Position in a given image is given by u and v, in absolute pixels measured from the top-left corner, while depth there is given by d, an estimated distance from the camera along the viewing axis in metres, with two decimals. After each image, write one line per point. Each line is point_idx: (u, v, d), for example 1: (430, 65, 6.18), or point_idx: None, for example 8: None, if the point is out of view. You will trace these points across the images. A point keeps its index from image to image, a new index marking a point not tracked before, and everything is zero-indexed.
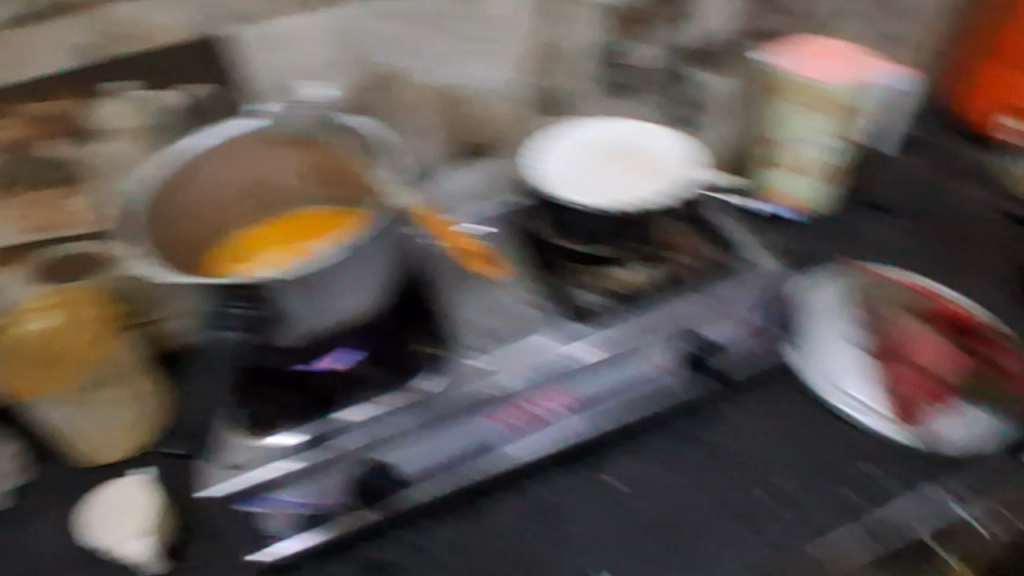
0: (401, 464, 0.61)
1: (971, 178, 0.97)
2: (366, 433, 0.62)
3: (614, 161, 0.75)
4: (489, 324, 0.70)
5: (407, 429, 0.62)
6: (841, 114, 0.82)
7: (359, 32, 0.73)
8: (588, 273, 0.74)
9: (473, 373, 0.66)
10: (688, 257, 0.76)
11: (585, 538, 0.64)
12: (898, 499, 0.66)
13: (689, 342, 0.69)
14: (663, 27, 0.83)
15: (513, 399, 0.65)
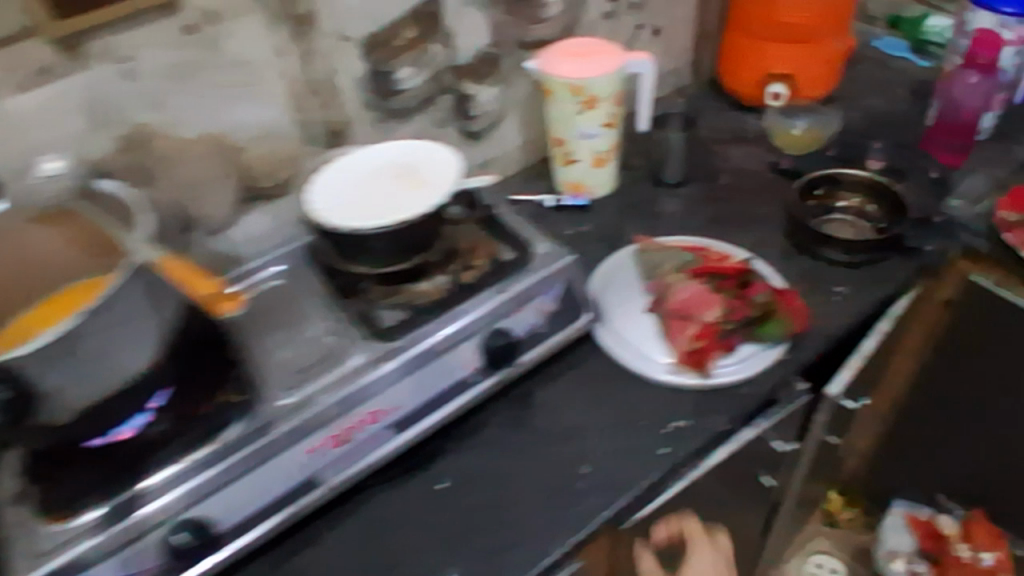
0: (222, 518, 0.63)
1: (741, 141, 1.10)
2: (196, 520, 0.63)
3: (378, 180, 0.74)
4: (297, 358, 0.72)
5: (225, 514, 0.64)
6: (602, 104, 0.92)
7: (112, 99, 0.68)
8: (389, 291, 0.76)
9: (281, 414, 0.65)
10: (485, 259, 0.80)
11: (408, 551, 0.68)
12: (690, 437, 0.74)
13: (490, 345, 0.74)
14: (436, 47, 0.87)
15: (326, 430, 0.66)
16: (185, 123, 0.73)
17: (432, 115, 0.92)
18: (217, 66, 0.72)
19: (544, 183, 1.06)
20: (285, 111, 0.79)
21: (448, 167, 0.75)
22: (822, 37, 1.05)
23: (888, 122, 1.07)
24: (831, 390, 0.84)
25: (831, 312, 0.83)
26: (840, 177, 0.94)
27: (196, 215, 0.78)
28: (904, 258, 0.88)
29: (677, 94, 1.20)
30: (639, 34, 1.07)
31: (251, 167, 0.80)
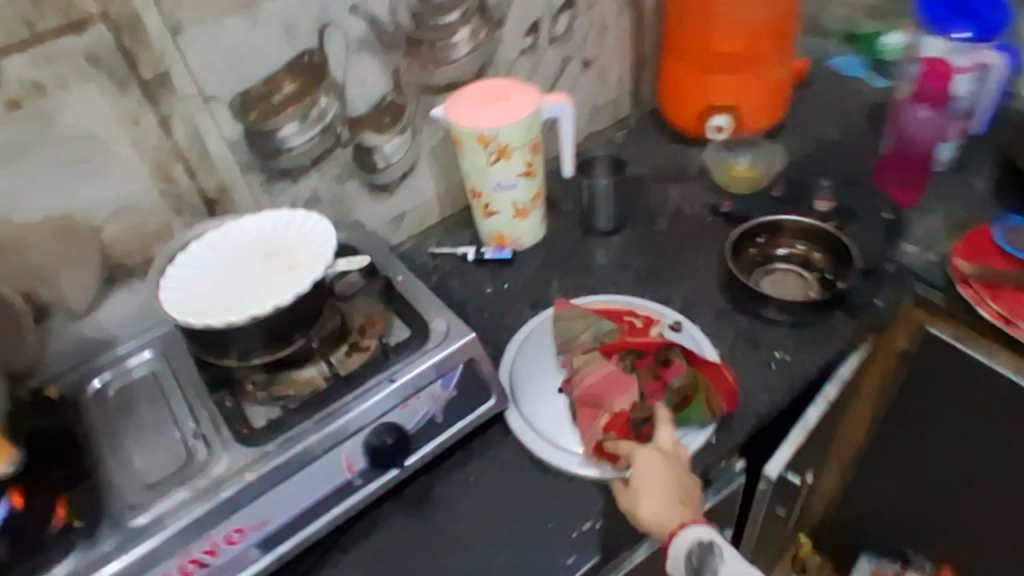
0: None
1: (677, 175, 1.02)
2: None
3: (245, 264, 0.66)
4: (153, 467, 0.63)
5: None
6: (516, 153, 0.83)
7: None
8: (265, 383, 0.68)
9: (121, 543, 0.56)
10: (376, 339, 0.71)
11: None
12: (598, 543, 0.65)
13: (378, 444, 0.65)
14: (325, 100, 0.79)
15: (176, 558, 0.57)
16: (22, 206, 0.65)
17: (329, 171, 0.84)
18: (53, 142, 0.64)
19: (468, 233, 0.98)
20: (147, 182, 0.71)
21: (321, 246, 0.66)
22: (764, 65, 0.96)
23: (837, 155, 0.99)
24: (769, 472, 0.72)
25: (764, 381, 0.75)
26: (785, 224, 0.87)
27: (49, 301, 0.70)
28: (849, 314, 0.80)
29: (617, 127, 1.11)
30: (567, 67, 0.99)
31: (113, 244, 0.72)
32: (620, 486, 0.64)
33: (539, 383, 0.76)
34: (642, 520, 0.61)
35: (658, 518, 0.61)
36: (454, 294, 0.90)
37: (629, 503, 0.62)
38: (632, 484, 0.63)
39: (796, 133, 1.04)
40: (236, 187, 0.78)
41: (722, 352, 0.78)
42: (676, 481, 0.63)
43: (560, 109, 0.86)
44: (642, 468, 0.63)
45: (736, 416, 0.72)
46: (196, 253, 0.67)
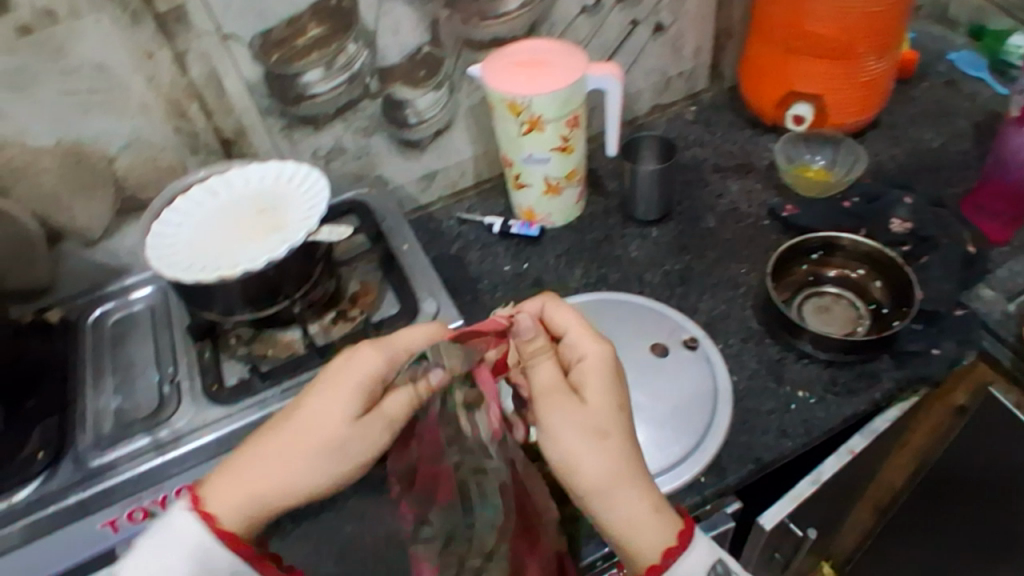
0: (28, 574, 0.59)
1: (742, 170, 0.92)
2: None
3: (235, 219, 0.65)
4: (126, 409, 0.64)
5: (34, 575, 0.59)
6: (550, 125, 0.76)
7: None
8: (246, 339, 0.67)
9: (78, 481, 0.59)
10: (364, 311, 0.69)
11: None
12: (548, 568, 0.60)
13: None
14: (354, 47, 0.74)
15: (126, 502, 0.59)
16: (35, 131, 0.66)
17: (355, 123, 0.79)
18: (63, 71, 0.64)
19: (501, 202, 0.92)
20: (160, 118, 0.70)
21: (311, 209, 0.64)
22: (862, 52, 0.84)
23: (925, 175, 0.88)
24: (762, 523, 0.66)
25: (777, 421, 0.67)
26: (841, 243, 0.77)
27: (63, 226, 0.72)
28: (897, 363, 0.71)
29: (689, 102, 1.00)
30: (635, 31, 0.88)
31: (126, 177, 0.72)
32: (555, 407, 0.50)
33: None
34: (625, 489, 0.48)
35: (628, 499, 0.48)
36: (471, 267, 0.85)
37: (584, 437, 0.49)
38: (585, 412, 0.50)
39: (890, 145, 0.93)
40: (254, 131, 0.75)
41: (736, 381, 0.71)
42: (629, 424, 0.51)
43: (607, 82, 0.77)
44: (593, 391, 0.51)
45: (729, 455, 0.65)
46: (195, 199, 0.67)
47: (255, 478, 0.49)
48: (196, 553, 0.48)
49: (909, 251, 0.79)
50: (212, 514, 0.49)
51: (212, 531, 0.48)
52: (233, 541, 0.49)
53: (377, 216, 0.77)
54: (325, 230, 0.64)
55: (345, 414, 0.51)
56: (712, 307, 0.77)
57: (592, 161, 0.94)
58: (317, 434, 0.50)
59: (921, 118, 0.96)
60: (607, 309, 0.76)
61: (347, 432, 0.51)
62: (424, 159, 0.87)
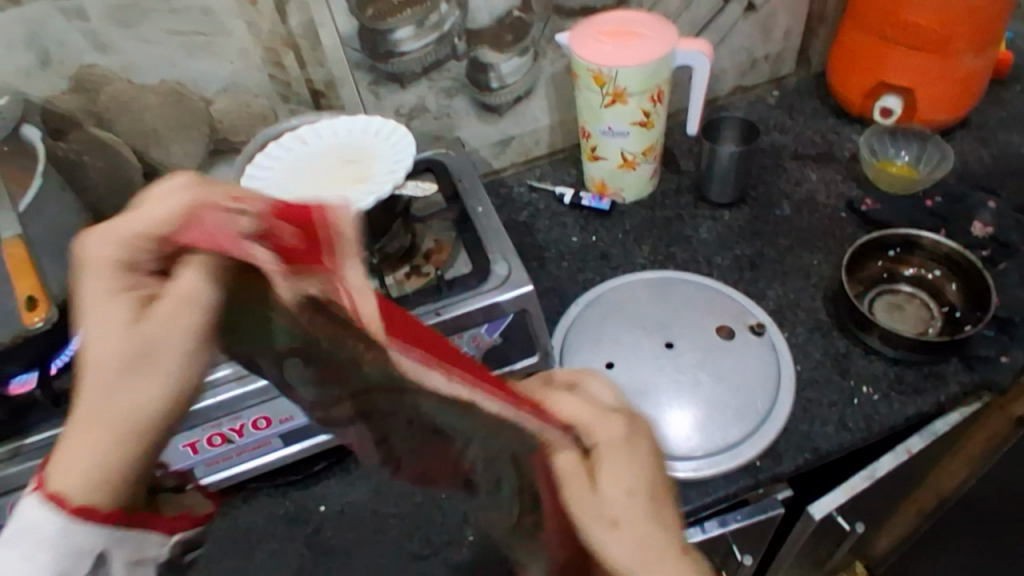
0: None
1: (821, 160, 0.90)
2: None
3: (322, 168, 0.67)
4: None
5: None
6: (632, 99, 0.75)
7: (55, 36, 0.65)
8: None
9: None
10: (437, 268, 0.71)
11: (279, 552, 0.66)
12: None
13: None
14: (446, 6, 0.75)
15: (207, 426, 0.62)
16: (140, 68, 0.69)
17: (440, 83, 0.80)
18: (172, 11, 0.67)
19: (573, 173, 0.92)
20: (257, 64, 0.73)
21: (396, 164, 0.65)
22: (963, 45, 0.80)
23: (1014, 180, 0.85)
24: (813, 512, 0.66)
25: (836, 414, 0.67)
26: (921, 241, 0.75)
27: (159, 162, 0.75)
28: (966, 368, 0.69)
29: (773, 86, 0.98)
30: (726, 8, 0.86)
31: (220, 120, 0.75)
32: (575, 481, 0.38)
33: (590, 351, 0.71)
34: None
35: None
36: (538, 235, 0.86)
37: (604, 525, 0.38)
38: (608, 499, 0.38)
39: (979, 146, 0.90)
40: (343, 84, 0.77)
41: (800, 370, 0.70)
42: (660, 504, 0.40)
43: (695, 59, 0.76)
44: (615, 479, 0.38)
45: (785, 441, 0.65)
46: (286, 146, 0.70)
47: (81, 455, 0.37)
48: (58, 542, 0.36)
49: (988, 256, 0.77)
50: (60, 495, 0.36)
51: (66, 515, 0.36)
52: (97, 518, 0.37)
53: (454, 176, 0.79)
54: (411, 185, 0.74)
55: (129, 309, 0.39)
56: (780, 295, 0.77)
57: (669, 139, 0.94)
58: (108, 365, 0.38)
59: (1014, 121, 0.92)
60: (674, 288, 0.76)
61: (143, 344, 0.38)
62: (502, 124, 0.87)
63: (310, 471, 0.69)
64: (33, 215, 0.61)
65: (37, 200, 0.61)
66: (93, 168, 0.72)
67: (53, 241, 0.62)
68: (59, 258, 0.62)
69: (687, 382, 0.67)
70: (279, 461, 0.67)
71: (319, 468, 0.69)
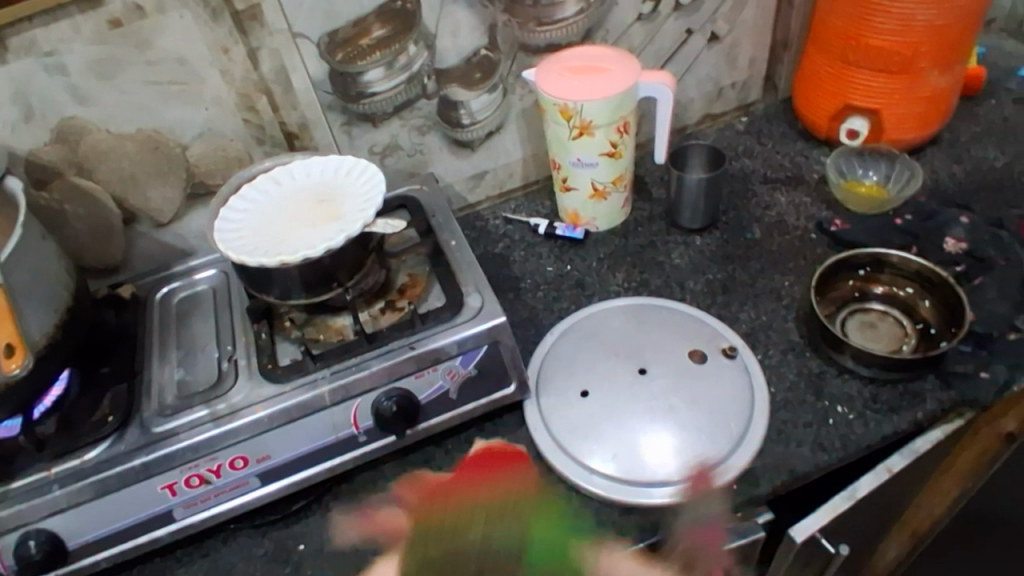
0: (95, 532, 0.64)
1: (792, 182, 0.91)
2: (85, 538, 0.64)
3: (293, 209, 0.68)
4: (187, 381, 0.70)
5: (101, 531, 0.64)
6: (599, 130, 0.77)
7: (36, 91, 0.67)
8: (300, 323, 0.72)
9: (143, 444, 0.64)
10: (411, 302, 0.72)
11: None
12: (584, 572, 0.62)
13: (386, 410, 0.65)
14: (414, 48, 0.77)
15: (184, 468, 0.64)
16: (119, 117, 0.71)
17: (411, 121, 0.82)
18: (148, 61, 0.69)
19: (547, 205, 0.94)
20: (231, 110, 0.75)
21: (366, 203, 0.66)
22: (922, 67, 0.82)
23: (988, 193, 0.86)
24: (794, 535, 0.64)
25: (813, 434, 0.67)
26: (890, 260, 0.76)
27: (138, 208, 0.77)
28: (943, 385, 0.69)
29: (741, 112, 1.00)
30: (690, 40, 0.89)
31: (197, 164, 0.77)
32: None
33: (566, 380, 0.72)
34: None
35: None
36: (515, 266, 0.87)
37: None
38: None
39: (950, 161, 0.91)
40: (317, 126, 0.79)
41: (774, 392, 0.71)
42: None
43: (658, 90, 0.78)
44: None
45: (761, 464, 0.65)
46: (260, 188, 0.71)
47: None
48: None
49: (962, 271, 0.77)
50: None
51: None
52: None
53: (428, 212, 0.80)
54: (379, 223, 0.66)
55: None
56: (753, 317, 0.77)
57: (640, 168, 0.96)
58: None
59: (987, 135, 0.93)
60: (648, 312, 0.77)
61: None
62: (477, 158, 0.89)
63: (286, 510, 0.69)
64: (13, 262, 0.61)
65: (18, 249, 0.62)
66: (75, 216, 0.75)
67: (35, 288, 0.63)
68: (41, 306, 0.64)
69: (662, 408, 0.68)
70: (258, 504, 0.67)
71: (298, 506, 0.69)
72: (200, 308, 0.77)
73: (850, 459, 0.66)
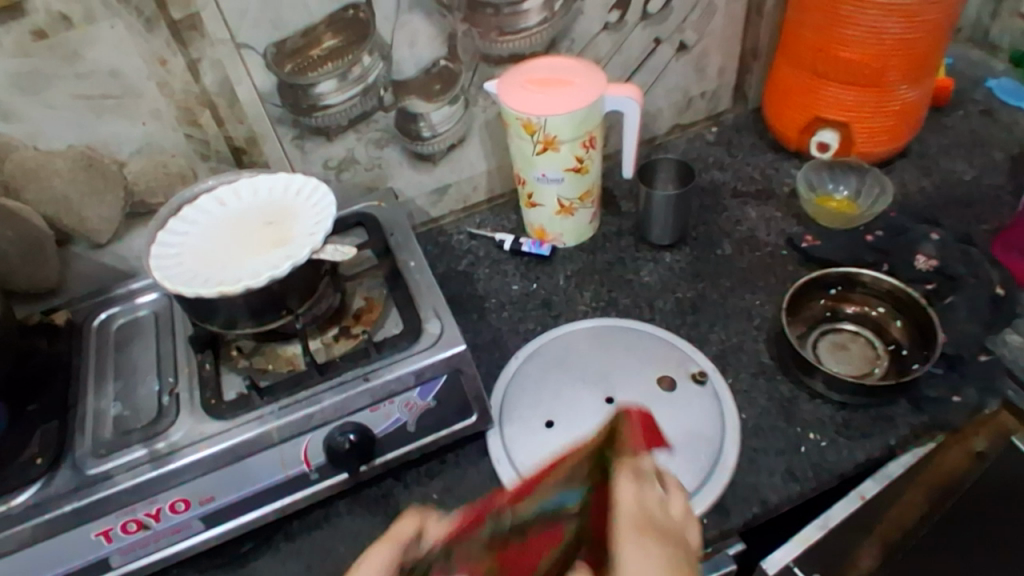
0: None
1: (762, 195, 0.89)
2: None
3: (238, 233, 0.64)
4: (125, 416, 0.65)
5: None
6: (565, 146, 0.74)
7: None
8: (249, 352, 0.68)
9: (75, 488, 0.59)
10: (367, 328, 0.68)
11: None
12: None
13: (339, 447, 0.61)
14: (369, 59, 0.73)
15: (120, 513, 0.59)
16: (47, 133, 0.66)
17: (368, 134, 0.78)
18: (78, 74, 0.64)
19: (513, 219, 0.91)
20: (172, 124, 0.70)
21: (316, 225, 0.62)
22: (892, 81, 0.81)
23: (957, 208, 0.85)
24: (768, 566, 0.61)
25: (785, 462, 0.65)
26: (861, 279, 0.74)
27: (74, 228, 0.72)
28: (915, 408, 0.68)
29: (711, 123, 0.98)
30: (657, 51, 0.86)
31: (136, 182, 0.72)
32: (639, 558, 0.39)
33: (530, 409, 0.69)
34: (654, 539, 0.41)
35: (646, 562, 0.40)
36: (479, 284, 0.84)
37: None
38: None
39: (920, 174, 0.90)
40: (266, 140, 0.75)
41: (746, 418, 0.68)
42: None
43: (625, 104, 0.75)
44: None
45: (732, 495, 0.63)
46: (203, 209, 0.67)
47: None
48: None
49: (933, 290, 0.76)
50: None
51: None
52: None
53: (386, 230, 0.76)
54: (329, 248, 0.63)
55: None
56: (724, 339, 0.75)
57: (608, 180, 0.93)
58: None
59: (955, 148, 0.92)
60: (616, 335, 0.75)
61: None
62: (439, 171, 0.85)
63: (235, 552, 0.65)
64: None
65: None
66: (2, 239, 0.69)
67: None
68: None
69: None
70: (204, 547, 0.63)
71: (247, 548, 0.65)
72: (142, 335, 0.72)
73: (823, 489, 0.64)
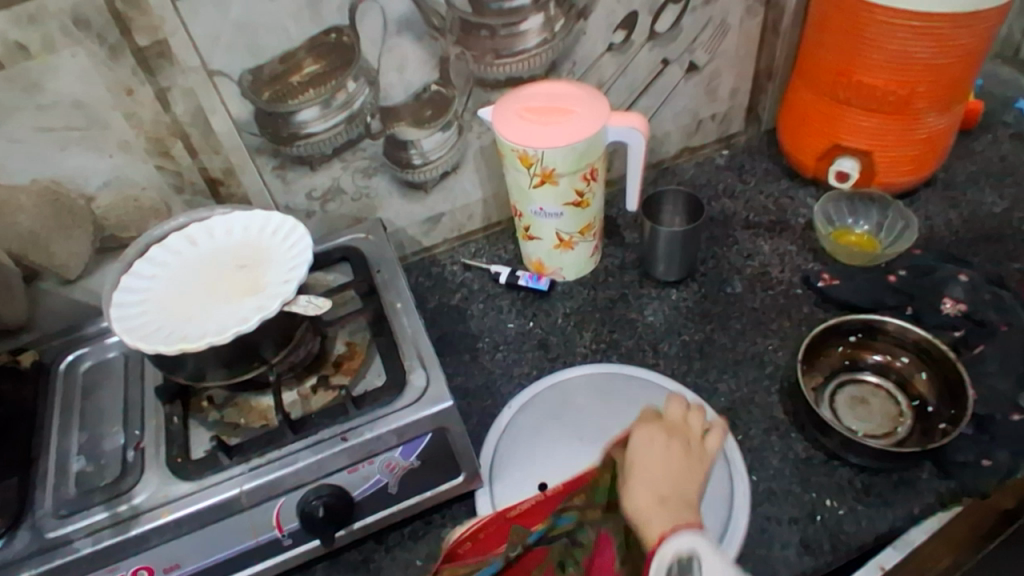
0: None
1: (777, 227, 0.84)
2: None
3: (207, 278, 0.60)
4: (88, 472, 0.61)
5: None
6: (564, 179, 0.69)
7: None
8: (221, 404, 0.64)
9: (29, 556, 0.55)
10: (347, 379, 0.63)
11: None
12: None
13: (315, 515, 0.57)
14: (354, 85, 0.68)
15: None
16: (7, 167, 0.61)
17: (355, 164, 0.73)
18: (38, 106, 0.59)
19: (510, 250, 0.86)
20: (142, 156, 0.65)
21: (289, 273, 0.58)
22: (919, 108, 0.75)
23: (986, 245, 0.79)
24: None
25: (800, 531, 0.60)
26: (884, 327, 0.69)
27: (39, 264, 0.68)
28: (941, 473, 0.62)
29: (722, 145, 0.92)
30: (665, 72, 0.80)
31: (105, 216, 0.68)
32: (646, 436, 0.54)
33: (523, 467, 0.64)
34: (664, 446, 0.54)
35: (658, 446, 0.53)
36: (472, 322, 0.79)
37: (674, 524, 0.47)
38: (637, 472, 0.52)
39: (946, 206, 0.83)
40: (244, 171, 0.70)
41: (756, 480, 0.63)
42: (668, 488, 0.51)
43: (630, 134, 0.70)
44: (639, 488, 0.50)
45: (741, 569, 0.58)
46: (171, 250, 0.62)
47: None
48: None
49: (961, 338, 0.70)
50: None
51: None
52: None
53: (372, 267, 0.71)
54: (301, 299, 0.57)
55: None
56: (733, 388, 0.70)
57: (611, 209, 0.88)
58: None
59: (984, 177, 0.86)
60: (617, 384, 0.70)
61: None
62: (431, 200, 0.80)
63: None
64: None
65: None
66: None
67: None
68: None
69: None
70: None
71: None
72: (111, 379, 0.68)
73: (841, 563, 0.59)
